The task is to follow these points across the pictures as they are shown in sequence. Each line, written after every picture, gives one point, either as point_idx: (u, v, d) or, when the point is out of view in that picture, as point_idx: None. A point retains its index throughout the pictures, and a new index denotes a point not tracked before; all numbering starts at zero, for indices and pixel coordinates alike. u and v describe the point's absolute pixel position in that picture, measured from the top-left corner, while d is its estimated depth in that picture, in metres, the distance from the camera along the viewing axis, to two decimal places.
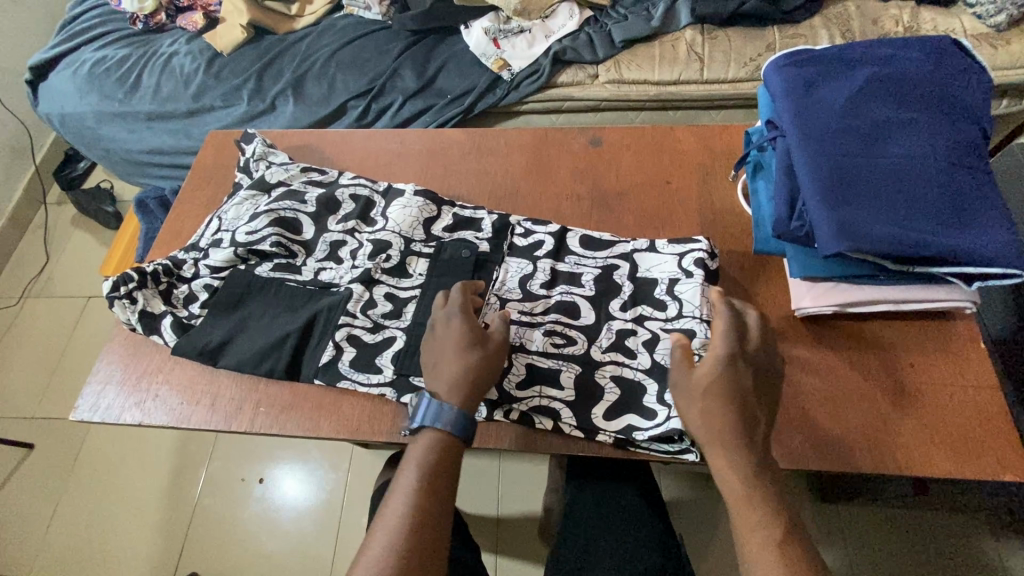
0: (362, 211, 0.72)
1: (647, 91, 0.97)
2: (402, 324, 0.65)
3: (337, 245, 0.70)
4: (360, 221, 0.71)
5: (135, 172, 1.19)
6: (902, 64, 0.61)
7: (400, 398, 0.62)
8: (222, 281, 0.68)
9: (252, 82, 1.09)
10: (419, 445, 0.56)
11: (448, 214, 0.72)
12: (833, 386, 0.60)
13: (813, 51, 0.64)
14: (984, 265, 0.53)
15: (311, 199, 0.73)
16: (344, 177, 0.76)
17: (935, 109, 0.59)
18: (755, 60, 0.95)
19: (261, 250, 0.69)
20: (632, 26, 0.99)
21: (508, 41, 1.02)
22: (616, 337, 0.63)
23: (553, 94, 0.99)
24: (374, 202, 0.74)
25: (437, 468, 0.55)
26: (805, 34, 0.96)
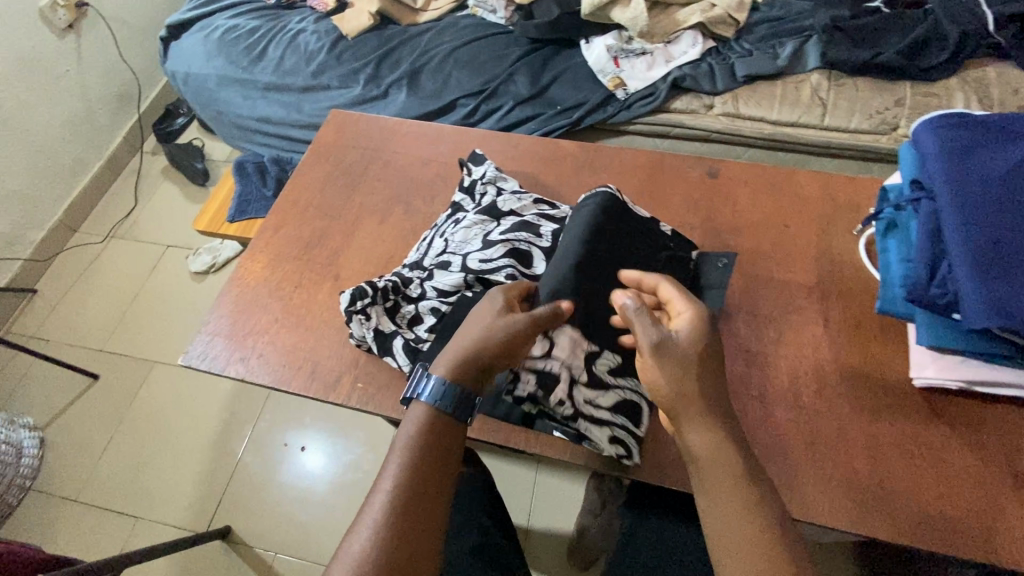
0: None
1: (762, 128, 0.96)
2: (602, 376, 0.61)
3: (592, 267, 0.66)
4: None
5: (242, 137, 1.25)
6: None
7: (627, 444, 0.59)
8: (450, 306, 0.67)
9: (370, 68, 1.13)
10: (408, 423, 0.55)
11: None
12: (947, 464, 0.57)
13: (975, 117, 0.61)
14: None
15: (547, 233, 0.71)
16: None
17: None
18: (880, 113, 0.92)
19: (493, 279, 0.67)
20: (757, 63, 0.98)
21: (628, 61, 1.02)
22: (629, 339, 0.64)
23: (664, 118, 0.99)
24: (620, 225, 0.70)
25: (422, 447, 0.54)
26: (938, 95, 0.93)
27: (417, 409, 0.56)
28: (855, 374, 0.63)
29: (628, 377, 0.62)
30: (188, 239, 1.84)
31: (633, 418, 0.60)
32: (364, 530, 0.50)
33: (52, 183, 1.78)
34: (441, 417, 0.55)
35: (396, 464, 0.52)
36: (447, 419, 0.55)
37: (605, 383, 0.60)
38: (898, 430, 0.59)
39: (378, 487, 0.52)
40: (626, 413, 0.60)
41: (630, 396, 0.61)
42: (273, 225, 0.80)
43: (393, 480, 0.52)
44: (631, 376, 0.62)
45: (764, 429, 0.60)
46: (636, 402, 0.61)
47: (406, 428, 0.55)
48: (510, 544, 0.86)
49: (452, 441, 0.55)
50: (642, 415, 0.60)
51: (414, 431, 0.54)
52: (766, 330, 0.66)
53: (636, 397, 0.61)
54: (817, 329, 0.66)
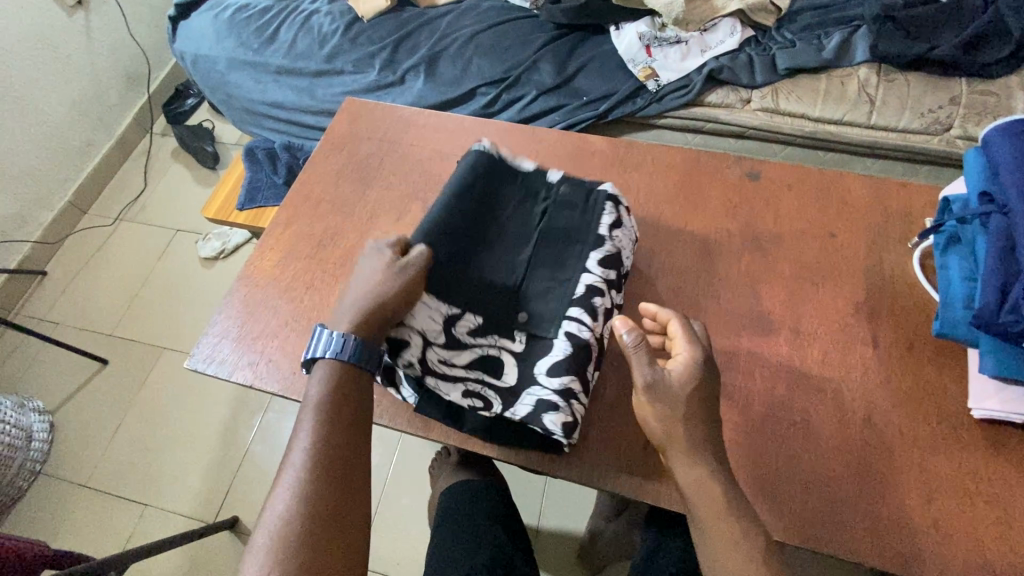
0: (617, 263, 0.62)
1: (802, 126, 0.90)
2: (489, 342, 0.58)
3: (565, 252, 0.62)
4: (616, 274, 0.61)
5: (252, 122, 1.20)
6: None
7: (541, 418, 0.55)
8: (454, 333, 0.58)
9: (386, 52, 1.07)
10: (313, 384, 0.56)
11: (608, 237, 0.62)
12: (1009, 502, 0.53)
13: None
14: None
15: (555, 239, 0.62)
16: (597, 216, 0.63)
17: None
18: (932, 112, 0.86)
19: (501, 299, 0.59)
20: (800, 54, 0.91)
21: (661, 50, 0.95)
22: (581, 300, 0.59)
23: (698, 112, 0.93)
24: (594, 202, 0.64)
25: (330, 404, 0.54)
26: (996, 93, 0.86)
27: (322, 367, 0.56)
28: (904, 399, 0.58)
29: (490, 335, 0.58)
30: (197, 223, 1.81)
31: (492, 371, 0.58)
32: (283, 494, 0.50)
33: (61, 164, 1.75)
34: (342, 372, 0.55)
35: (304, 427, 0.53)
36: (353, 377, 0.56)
37: (461, 341, 0.58)
38: (953, 460, 0.55)
39: (293, 449, 0.52)
40: (484, 369, 0.58)
41: (488, 352, 0.58)
42: (283, 220, 0.76)
43: (309, 443, 0.52)
44: (498, 331, 0.58)
45: (807, 457, 0.56)
46: (497, 357, 0.58)
47: (315, 387, 0.55)
48: (524, 555, 0.82)
49: (356, 394, 0.55)
50: (502, 366, 0.58)
51: (317, 388, 0.55)
52: (809, 351, 0.61)
53: (499, 351, 0.58)
54: (866, 351, 0.61)
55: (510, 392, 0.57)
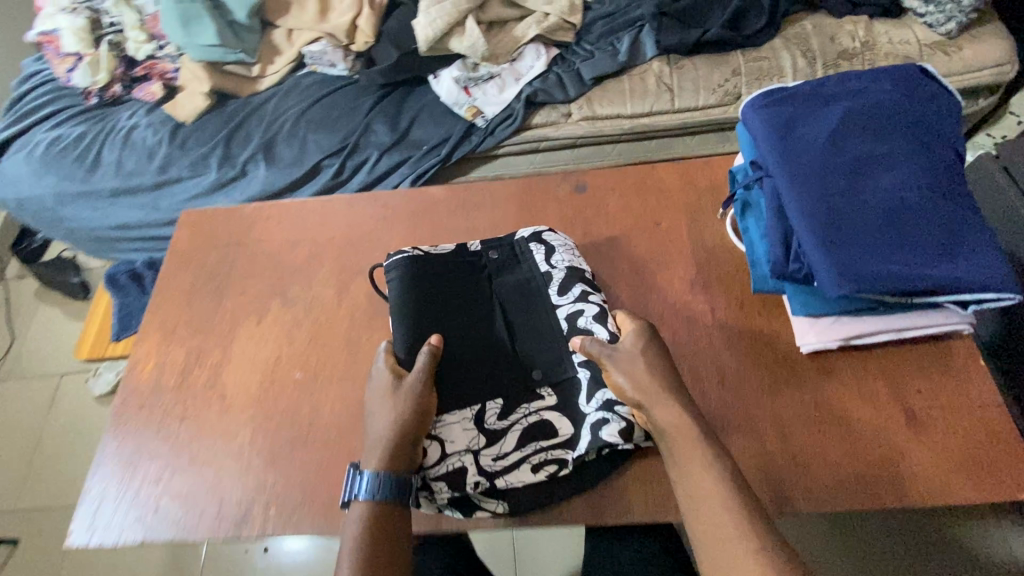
0: (578, 278, 0.68)
1: (621, 125, 1.00)
2: (521, 420, 0.61)
3: (532, 301, 0.68)
4: (585, 285, 0.68)
5: (104, 249, 1.15)
6: (876, 95, 0.63)
7: (600, 436, 0.58)
8: (496, 426, 0.61)
9: (219, 149, 1.05)
10: (350, 523, 0.55)
11: (559, 271, 0.69)
12: (849, 418, 0.60)
13: (791, 90, 0.65)
14: (983, 290, 0.54)
15: (511, 293, 0.68)
16: (538, 261, 0.70)
17: (913, 138, 0.60)
18: (722, 86, 0.97)
19: (502, 376, 0.63)
20: (600, 63, 1.00)
21: (479, 88, 1.01)
22: (572, 326, 0.65)
23: (529, 136, 1.01)
24: (521, 249, 0.72)
25: (375, 545, 0.53)
26: (767, 57, 0.98)
27: (357, 509, 0.56)
28: (746, 356, 0.65)
29: (519, 406, 0.61)
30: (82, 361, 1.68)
31: (541, 435, 0.60)
32: None
33: None
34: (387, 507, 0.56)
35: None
36: (393, 509, 0.56)
37: (499, 430, 0.60)
38: (798, 397, 0.62)
39: None
40: (537, 438, 0.60)
41: (528, 422, 0.61)
42: (144, 355, 0.74)
43: None
44: (523, 401, 0.62)
45: None
46: (541, 420, 0.61)
47: (352, 525, 0.55)
48: None
49: (400, 521, 0.56)
50: (552, 425, 0.60)
51: (360, 527, 0.54)
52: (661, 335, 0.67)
53: (535, 415, 0.61)
54: (708, 322, 0.67)
55: (568, 441, 0.59)
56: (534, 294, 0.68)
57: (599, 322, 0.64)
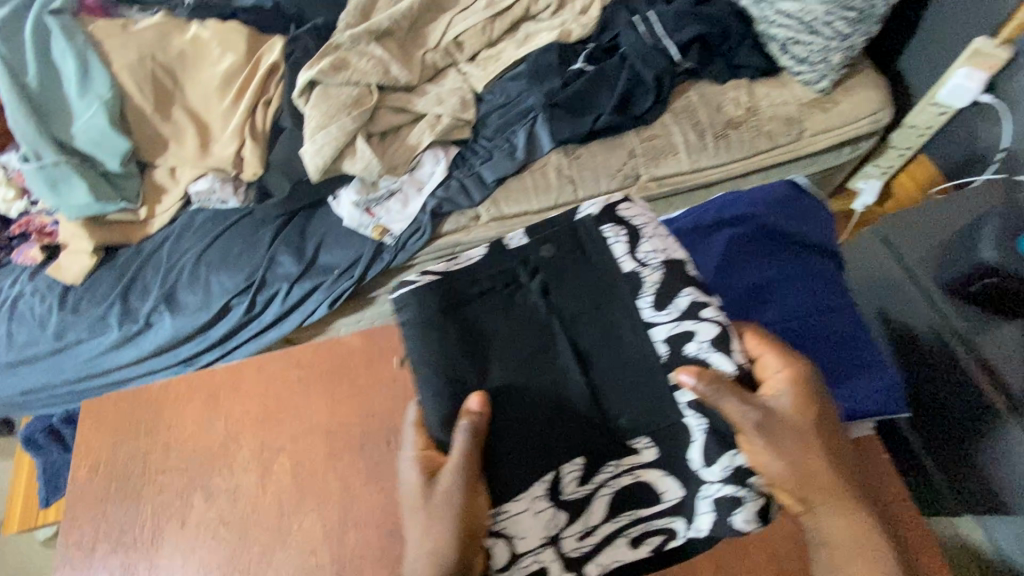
0: (679, 275, 0.53)
1: (530, 220, 1.01)
2: (605, 488, 0.50)
3: (608, 310, 0.53)
4: (693, 288, 0.52)
5: (12, 406, 1.09)
6: (755, 222, 0.66)
7: (729, 519, 0.49)
8: (585, 493, 0.49)
9: (117, 305, 0.99)
10: None
11: (652, 267, 0.53)
12: None
13: (673, 225, 0.67)
14: (869, 415, 0.56)
15: (603, 304, 0.53)
16: (619, 249, 0.54)
17: (792, 264, 0.63)
18: (621, 170, 0.99)
19: (583, 424, 0.50)
20: (499, 164, 1.00)
21: (381, 207, 0.98)
22: (673, 350, 0.50)
23: (441, 244, 1.00)
24: (590, 230, 0.56)
25: None
26: (659, 135, 1.00)
27: None
28: None
29: (607, 466, 0.50)
30: None
31: (642, 502, 0.50)
32: None
33: None
34: None
35: None
36: None
37: (581, 500, 0.49)
38: None
39: None
40: (632, 507, 0.50)
41: (618, 489, 0.50)
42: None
43: None
44: (609, 460, 0.50)
45: None
46: (636, 483, 0.50)
47: None
48: None
49: None
50: (653, 490, 0.50)
51: None
52: None
53: (631, 476, 0.50)
54: None
55: (674, 508, 0.50)
56: (600, 306, 0.53)
57: (723, 350, 0.49)
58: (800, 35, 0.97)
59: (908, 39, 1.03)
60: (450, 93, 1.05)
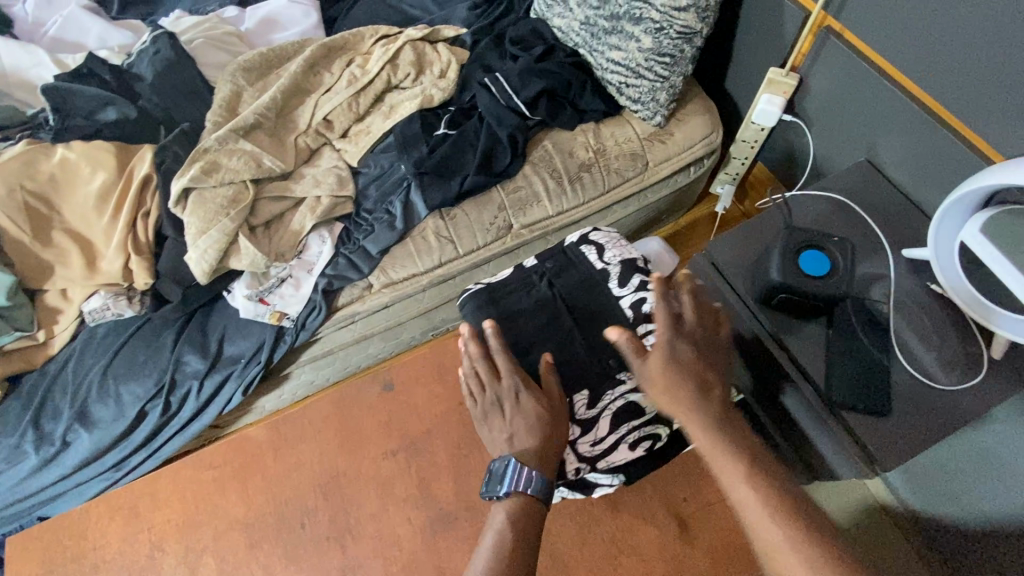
0: (631, 268, 0.85)
1: (419, 280, 1.09)
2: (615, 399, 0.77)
3: (595, 292, 0.85)
4: (625, 280, 0.84)
5: None
6: (541, 279, 0.87)
7: None
8: (592, 415, 0.77)
9: (29, 432, 1.01)
10: (496, 517, 0.67)
11: (614, 269, 0.86)
12: (638, 545, 0.76)
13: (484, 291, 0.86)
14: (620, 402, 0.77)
15: (539, 304, 0.84)
16: (599, 255, 0.87)
17: (568, 304, 0.84)
18: (493, 223, 1.09)
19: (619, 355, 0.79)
20: (380, 236, 1.06)
21: (274, 294, 1.04)
22: (637, 310, 0.82)
23: (340, 317, 1.07)
24: (575, 251, 0.89)
25: (512, 537, 0.65)
26: (522, 186, 1.09)
27: (504, 505, 0.68)
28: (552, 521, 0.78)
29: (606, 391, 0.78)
30: None
31: (630, 413, 0.76)
32: None
33: None
34: (524, 504, 0.67)
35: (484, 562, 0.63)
36: (534, 506, 0.67)
37: (592, 416, 0.77)
38: (600, 540, 0.77)
39: None
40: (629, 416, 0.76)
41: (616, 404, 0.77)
42: None
43: None
44: (607, 388, 0.78)
45: None
46: (628, 399, 0.77)
47: (497, 518, 0.67)
48: None
49: (533, 516, 0.67)
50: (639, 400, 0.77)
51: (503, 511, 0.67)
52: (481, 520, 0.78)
53: (621, 396, 0.77)
54: None
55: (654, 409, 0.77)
56: (588, 291, 0.85)
57: None
58: (629, 80, 1.08)
59: (727, 65, 1.15)
60: (326, 173, 1.10)
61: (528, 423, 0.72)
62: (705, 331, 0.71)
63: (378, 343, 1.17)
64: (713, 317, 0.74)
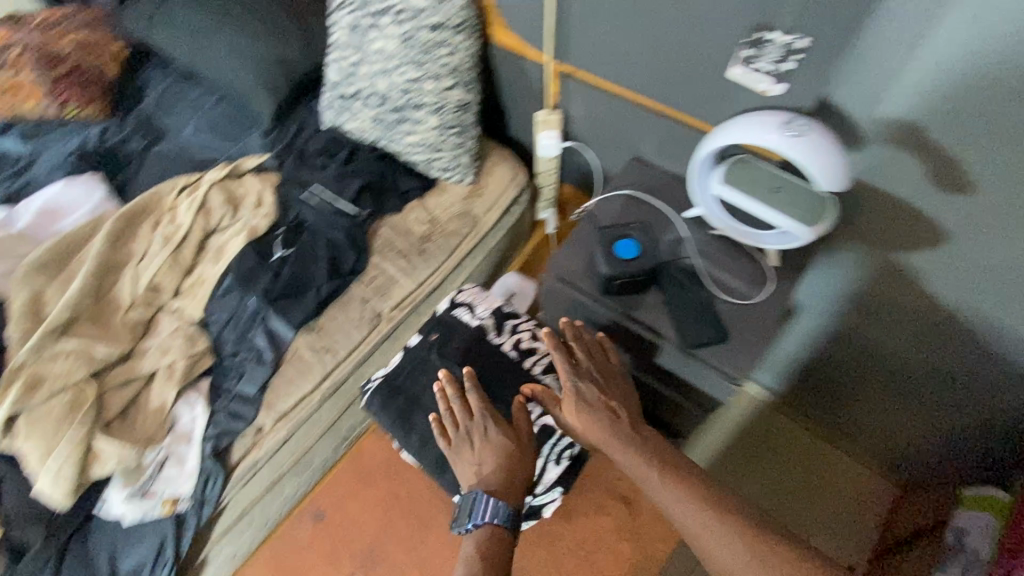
0: (501, 318, 1.02)
1: (311, 401, 1.06)
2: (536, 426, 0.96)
3: (480, 346, 0.98)
4: (501, 329, 1.00)
5: None
6: (429, 352, 0.98)
7: None
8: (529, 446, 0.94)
9: None
10: (471, 536, 0.80)
11: (489, 321, 1.01)
12: None
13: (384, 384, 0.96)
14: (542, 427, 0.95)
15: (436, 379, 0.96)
16: (474, 314, 1.01)
17: (461, 365, 0.96)
18: (362, 318, 1.12)
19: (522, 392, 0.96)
20: (254, 375, 1.04)
21: (157, 484, 0.95)
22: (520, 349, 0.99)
23: (240, 473, 1.00)
24: (451, 317, 1.01)
25: (483, 554, 0.78)
26: (375, 275, 1.15)
27: (477, 528, 0.80)
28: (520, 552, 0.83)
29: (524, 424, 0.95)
30: None
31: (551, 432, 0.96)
32: None
33: None
34: (492, 530, 0.80)
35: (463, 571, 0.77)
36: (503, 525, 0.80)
37: None
38: None
39: None
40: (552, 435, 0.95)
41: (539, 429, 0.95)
42: None
43: None
44: None
45: None
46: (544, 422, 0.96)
47: (469, 539, 0.80)
48: None
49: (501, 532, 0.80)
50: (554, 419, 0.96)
51: (476, 531, 0.80)
52: None
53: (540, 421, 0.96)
54: None
55: None
56: (474, 347, 0.98)
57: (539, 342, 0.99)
58: (434, 155, 1.22)
59: (505, 119, 1.35)
60: (172, 337, 1.05)
61: (496, 453, 0.84)
62: (591, 361, 0.90)
63: (293, 481, 1.11)
64: (600, 349, 0.92)
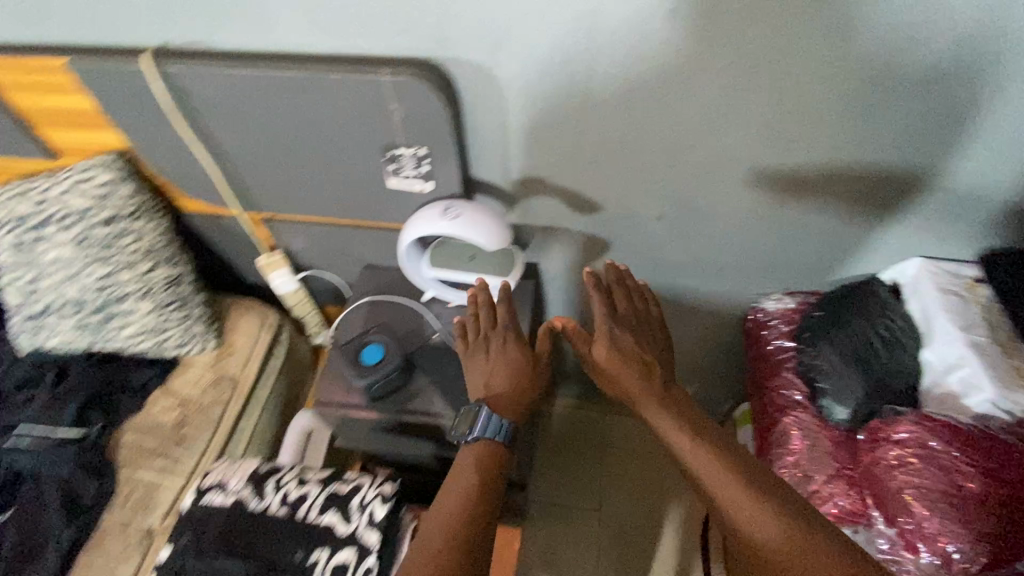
0: (260, 482, 0.97)
1: None
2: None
3: (243, 521, 0.93)
4: (261, 494, 0.96)
5: None
6: (186, 555, 0.91)
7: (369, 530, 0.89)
8: None
9: None
10: (467, 453, 0.88)
11: (246, 492, 0.96)
12: None
13: None
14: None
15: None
16: (227, 493, 0.97)
17: (222, 554, 0.90)
18: (131, 544, 1.00)
19: (296, 548, 0.89)
20: None
21: None
22: (285, 504, 0.94)
23: None
24: (204, 505, 0.96)
25: (477, 486, 0.83)
26: (131, 492, 1.05)
27: (480, 442, 0.89)
28: None
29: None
30: None
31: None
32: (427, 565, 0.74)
33: None
34: (488, 449, 0.88)
35: (447, 512, 0.80)
36: (492, 445, 0.89)
37: None
38: None
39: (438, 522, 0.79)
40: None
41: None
42: None
43: (452, 516, 0.80)
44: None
45: None
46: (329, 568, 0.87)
47: (465, 456, 0.88)
48: None
49: (495, 457, 0.88)
50: (338, 559, 0.88)
51: (477, 447, 0.88)
52: None
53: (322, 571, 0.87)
54: None
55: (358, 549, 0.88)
56: (236, 526, 0.93)
57: (299, 486, 0.95)
58: (161, 338, 1.16)
59: (232, 270, 1.34)
60: None
61: (511, 363, 0.95)
62: (636, 322, 0.98)
63: None
64: (657, 318, 1.01)
